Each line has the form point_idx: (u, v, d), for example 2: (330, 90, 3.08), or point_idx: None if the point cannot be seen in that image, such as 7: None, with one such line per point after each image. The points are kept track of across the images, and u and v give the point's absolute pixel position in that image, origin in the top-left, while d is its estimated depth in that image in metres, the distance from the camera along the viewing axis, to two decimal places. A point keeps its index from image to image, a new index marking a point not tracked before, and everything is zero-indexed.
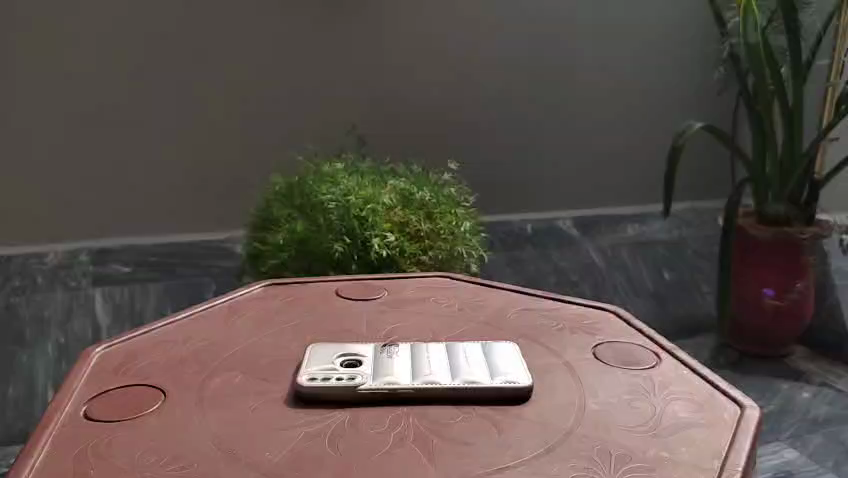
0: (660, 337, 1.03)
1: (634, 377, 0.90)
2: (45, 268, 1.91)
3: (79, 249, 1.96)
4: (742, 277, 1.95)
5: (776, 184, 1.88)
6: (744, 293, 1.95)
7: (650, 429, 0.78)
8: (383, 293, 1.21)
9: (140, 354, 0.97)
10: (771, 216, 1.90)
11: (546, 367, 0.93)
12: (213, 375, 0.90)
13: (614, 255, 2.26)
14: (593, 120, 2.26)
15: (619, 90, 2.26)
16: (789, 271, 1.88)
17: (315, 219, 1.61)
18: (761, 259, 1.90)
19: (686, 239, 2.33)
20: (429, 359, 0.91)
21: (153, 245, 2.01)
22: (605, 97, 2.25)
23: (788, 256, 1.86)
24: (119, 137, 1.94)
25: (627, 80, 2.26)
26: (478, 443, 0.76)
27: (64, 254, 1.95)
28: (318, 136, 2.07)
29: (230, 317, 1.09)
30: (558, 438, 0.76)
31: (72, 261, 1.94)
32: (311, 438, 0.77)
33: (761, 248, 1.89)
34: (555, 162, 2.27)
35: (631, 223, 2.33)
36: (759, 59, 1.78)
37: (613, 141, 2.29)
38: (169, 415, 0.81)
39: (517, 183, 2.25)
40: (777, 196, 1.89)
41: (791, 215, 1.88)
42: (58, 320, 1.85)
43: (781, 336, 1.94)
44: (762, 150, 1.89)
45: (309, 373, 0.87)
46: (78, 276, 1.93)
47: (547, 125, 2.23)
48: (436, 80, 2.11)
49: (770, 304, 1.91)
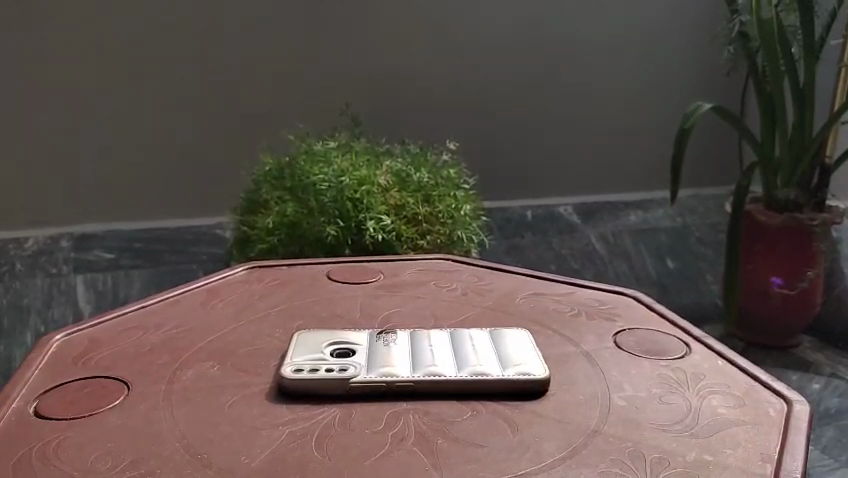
0: (686, 324, 0.93)
1: (663, 368, 0.80)
2: (24, 255, 1.82)
3: (60, 235, 1.88)
4: (751, 265, 1.84)
5: (786, 169, 1.76)
6: (752, 281, 1.85)
7: (687, 428, 0.68)
8: (380, 277, 1.10)
9: (106, 341, 0.86)
10: (780, 201, 1.79)
11: (563, 357, 0.83)
12: (185, 366, 0.80)
13: (615, 243, 2.09)
14: (599, 101, 2.15)
15: (626, 71, 2.15)
16: (798, 258, 1.78)
17: (307, 201, 1.50)
18: (770, 246, 1.80)
19: (689, 226, 2.19)
20: (432, 348, 0.80)
21: (138, 230, 1.92)
22: (611, 78, 2.14)
23: (798, 242, 1.76)
24: (100, 114, 1.83)
25: (635, 60, 2.15)
26: (492, 444, 0.66)
27: (44, 240, 1.86)
28: (309, 114, 1.95)
29: (211, 301, 0.99)
30: (582, 439, 0.66)
31: (53, 248, 1.85)
32: (295, 439, 0.66)
33: (770, 235, 1.79)
34: (558, 146, 2.16)
35: (634, 209, 2.23)
36: (771, 36, 1.66)
37: (620, 123, 2.19)
38: (132, 411, 0.71)
39: (517, 169, 2.15)
40: (788, 182, 1.77)
41: (801, 200, 1.78)
42: (38, 307, 1.69)
43: (790, 326, 1.84)
44: (771, 133, 1.77)
45: (295, 363, 0.76)
46: (59, 263, 1.81)
47: (550, 107, 2.12)
48: (435, 58, 2.00)
49: (780, 293, 1.80)
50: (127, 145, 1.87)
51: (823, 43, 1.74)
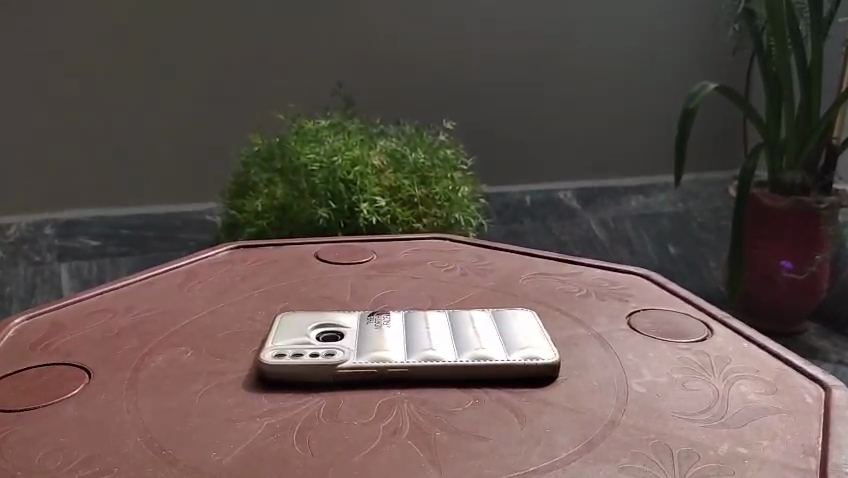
0: (706, 304, 0.85)
1: (683, 351, 0.73)
2: (4, 243, 1.72)
3: (43, 222, 1.77)
4: (756, 249, 1.73)
5: (792, 151, 1.66)
6: (758, 265, 1.73)
7: (716, 418, 0.61)
8: (372, 257, 1.02)
9: (69, 326, 0.78)
10: (786, 184, 1.69)
11: (573, 340, 0.75)
12: (154, 352, 0.72)
13: (616, 228, 2.00)
14: (604, 79, 2.05)
15: (630, 48, 2.05)
16: (806, 242, 1.66)
17: (298, 184, 1.41)
18: (776, 230, 1.68)
19: (691, 211, 2.09)
20: (428, 330, 0.72)
21: (124, 216, 1.82)
22: (618, 56, 2.05)
23: (805, 226, 1.65)
24: (78, 93, 1.73)
25: (641, 36, 2.06)
26: (497, 437, 0.58)
27: (26, 227, 1.76)
28: (298, 93, 1.86)
29: (187, 284, 0.91)
30: (599, 431, 0.58)
31: (34, 234, 1.75)
32: (273, 433, 0.58)
33: (775, 218, 1.68)
34: (560, 128, 2.07)
35: (633, 196, 2.11)
36: (778, 11, 1.56)
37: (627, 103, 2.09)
38: (90, 402, 0.63)
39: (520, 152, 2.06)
40: (794, 164, 1.66)
41: (808, 184, 1.68)
42: (20, 297, 1.62)
43: (798, 313, 1.72)
44: (776, 113, 1.66)
45: (276, 348, 0.68)
46: (42, 251, 1.73)
47: (552, 85, 2.02)
48: (432, 34, 1.91)
49: (787, 278, 1.69)
50: (108, 126, 1.77)
51: (832, 21, 1.65)
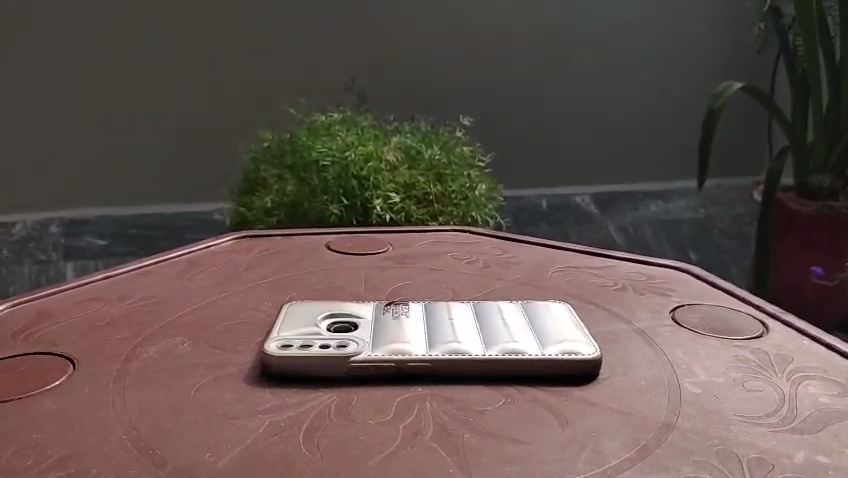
0: (757, 300, 0.77)
1: (739, 349, 0.65)
2: (10, 241, 1.66)
3: (49, 220, 1.70)
4: (782, 256, 1.51)
5: (820, 154, 1.46)
6: (783, 273, 1.51)
7: (784, 422, 0.53)
8: (388, 248, 0.95)
9: (55, 314, 0.71)
10: (812, 187, 1.47)
11: (612, 336, 0.67)
12: (147, 343, 0.65)
13: (635, 234, 1.83)
14: (640, 76, 1.87)
15: (680, 37, 1.86)
16: (836, 248, 1.43)
17: (308, 181, 1.34)
18: (803, 237, 1.46)
19: (712, 219, 1.90)
20: (452, 322, 0.65)
21: (134, 215, 1.73)
22: (657, 46, 1.85)
23: (833, 232, 1.42)
24: (80, 86, 1.65)
25: (691, 25, 1.85)
26: (535, 440, 0.50)
27: (34, 225, 1.69)
28: (310, 87, 1.74)
29: (187, 273, 0.84)
30: (653, 435, 0.51)
31: (41, 233, 1.68)
32: (277, 432, 0.51)
33: (801, 225, 1.46)
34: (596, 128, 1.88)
35: (653, 201, 1.92)
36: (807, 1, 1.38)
37: (663, 100, 1.89)
38: (72, 396, 0.56)
39: (544, 156, 1.88)
40: (821, 166, 1.46)
41: (837, 187, 1.45)
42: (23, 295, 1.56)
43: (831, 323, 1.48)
44: (803, 114, 1.48)
45: (282, 339, 0.61)
46: (47, 249, 1.66)
47: (585, 81, 1.84)
48: (455, 27, 1.76)
49: (814, 285, 1.46)
50: (113, 120, 1.68)
51: None
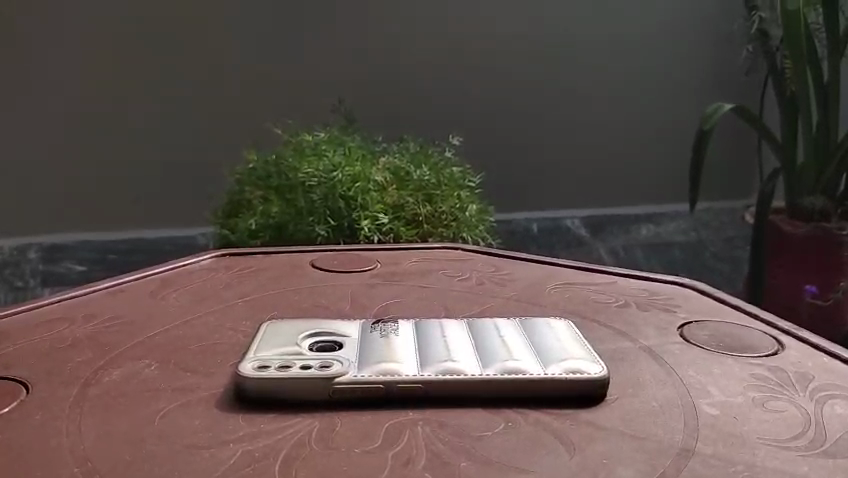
0: (767, 315, 0.72)
1: (755, 367, 0.60)
2: None
3: (27, 245, 1.63)
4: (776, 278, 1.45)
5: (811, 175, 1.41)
6: (776, 295, 1.45)
7: (812, 445, 0.48)
8: (376, 265, 0.90)
9: (11, 336, 0.65)
10: (804, 210, 1.41)
11: (619, 354, 0.62)
12: (111, 365, 0.59)
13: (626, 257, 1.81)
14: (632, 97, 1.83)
15: (673, 55, 1.83)
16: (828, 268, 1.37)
17: (293, 202, 1.29)
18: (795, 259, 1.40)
19: (704, 241, 1.85)
20: (445, 340, 0.60)
21: (110, 242, 1.67)
22: (649, 65, 1.82)
23: (825, 253, 1.36)
24: (57, 106, 1.60)
25: (682, 46, 1.82)
26: (541, 468, 0.45)
27: (10, 250, 1.62)
28: (295, 108, 1.70)
29: (160, 292, 0.78)
30: (672, 461, 0.46)
31: (18, 258, 1.62)
32: (252, 463, 0.46)
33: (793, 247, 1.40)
34: (588, 149, 1.84)
35: (645, 223, 1.86)
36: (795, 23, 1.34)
37: (655, 120, 1.85)
38: (21, 424, 0.50)
39: (536, 177, 1.84)
40: (812, 187, 1.42)
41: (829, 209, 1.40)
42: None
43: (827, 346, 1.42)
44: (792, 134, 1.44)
45: (259, 359, 0.55)
46: (25, 276, 1.61)
47: (577, 102, 1.81)
48: (443, 48, 1.73)
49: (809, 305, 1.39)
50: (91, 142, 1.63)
51: None
